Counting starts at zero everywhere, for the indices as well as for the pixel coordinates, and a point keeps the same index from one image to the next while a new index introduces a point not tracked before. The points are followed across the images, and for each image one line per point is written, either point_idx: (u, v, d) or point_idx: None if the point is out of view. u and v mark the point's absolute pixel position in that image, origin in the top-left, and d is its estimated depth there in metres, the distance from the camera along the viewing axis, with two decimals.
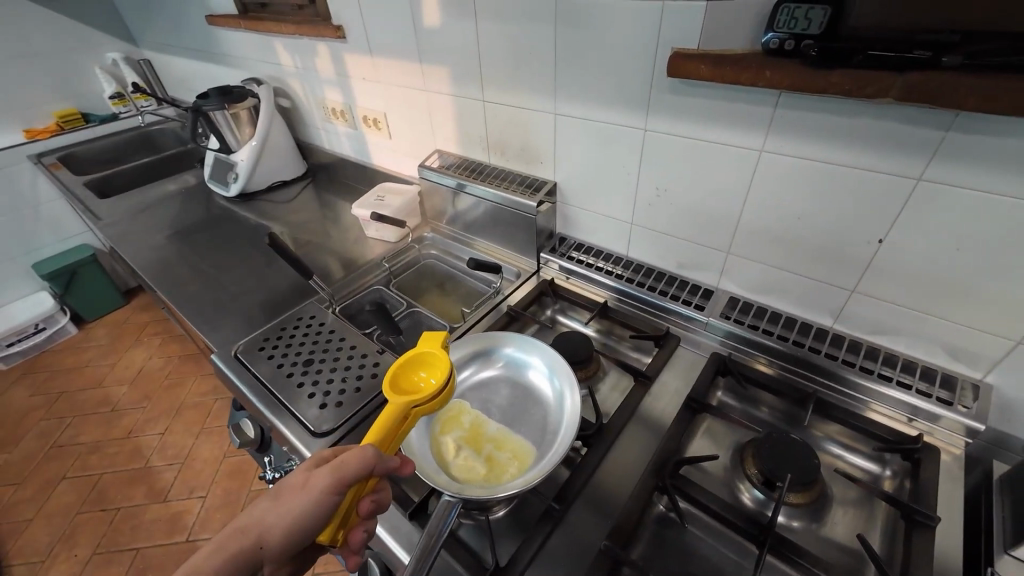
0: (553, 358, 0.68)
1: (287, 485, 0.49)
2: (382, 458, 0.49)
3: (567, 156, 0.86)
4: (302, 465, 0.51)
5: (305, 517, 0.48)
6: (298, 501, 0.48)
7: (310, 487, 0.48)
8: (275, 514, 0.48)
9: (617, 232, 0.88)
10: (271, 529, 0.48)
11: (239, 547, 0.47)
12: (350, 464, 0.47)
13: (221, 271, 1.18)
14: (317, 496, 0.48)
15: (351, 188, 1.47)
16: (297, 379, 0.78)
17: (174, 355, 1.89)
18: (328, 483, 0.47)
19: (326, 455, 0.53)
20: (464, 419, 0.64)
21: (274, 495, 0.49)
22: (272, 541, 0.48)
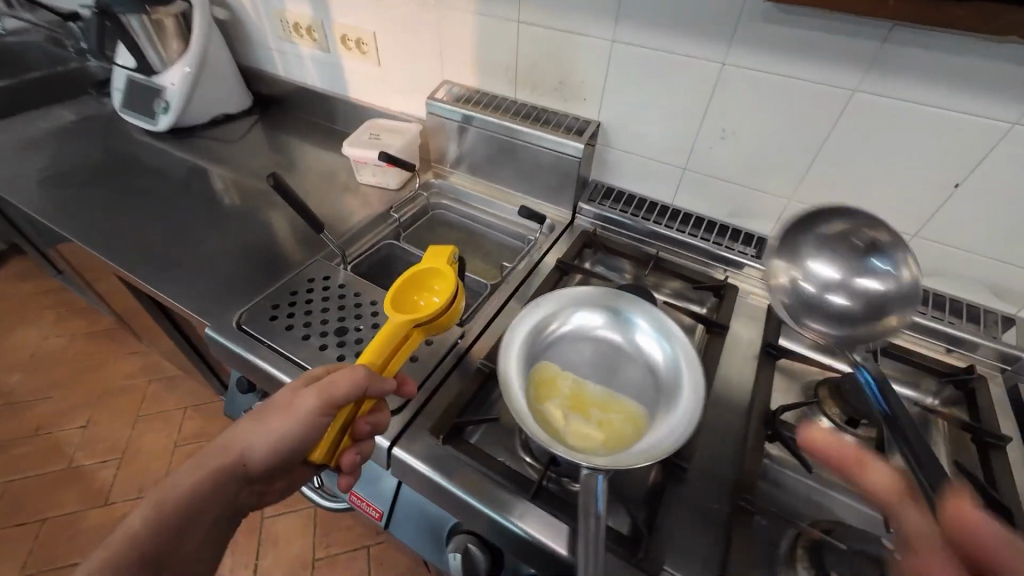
0: (656, 316, 0.62)
1: (271, 406, 0.52)
2: (374, 380, 0.51)
3: (619, 92, 0.78)
4: (293, 384, 0.53)
5: (291, 436, 0.50)
6: (283, 421, 0.50)
7: (295, 410, 0.50)
8: (264, 430, 0.51)
9: (665, 177, 0.83)
10: (258, 442, 0.51)
11: (228, 457, 0.51)
12: (339, 385, 0.49)
13: (170, 229, 0.96)
14: (302, 417, 0.50)
15: (315, 126, 1.24)
16: (335, 351, 0.65)
17: (82, 332, 1.57)
18: (314, 406, 0.49)
19: (317, 372, 0.54)
20: (562, 383, 0.58)
21: (262, 413, 0.52)
22: (259, 455, 0.51)
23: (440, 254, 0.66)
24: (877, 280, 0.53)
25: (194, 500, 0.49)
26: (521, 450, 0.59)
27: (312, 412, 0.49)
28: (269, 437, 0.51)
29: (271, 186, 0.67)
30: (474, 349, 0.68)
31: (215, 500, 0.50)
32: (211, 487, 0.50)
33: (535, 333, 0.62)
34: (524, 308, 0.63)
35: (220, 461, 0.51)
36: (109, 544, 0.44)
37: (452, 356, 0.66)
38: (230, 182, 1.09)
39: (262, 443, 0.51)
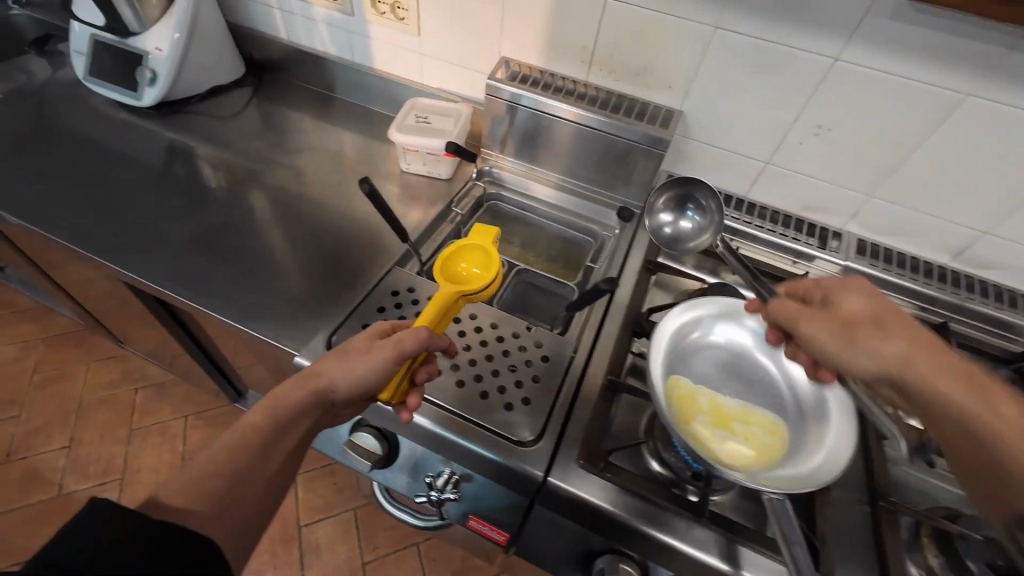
0: None
1: (352, 347, 0.52)
2: (432, 338, 0.54)
3: (708, 81, 0.74)
4: (361, 334, 0.54)
5: (369, 379, 0.50)
6: (358, 364, 0.50)
7: (371, 354, 0.51)
8: (345, 369, 0.50)
9: (746, 169, 0.81)
10: (342, 380, 0.50)
11: (310, 391, 0.50)
12: (407, 342, 0.51)
13: (182, 231, 0.83)
14: (377, 362, 0.50)
15: (325, 98, 1.10)
16: (454, 375, 0.62)
17: (38, 338, 1.37)
18: (388, 354, 0.50)
19: (383, 328, 0.55)
20: (701, 399, 0.58)
21: (343, 352, 0.52)
22: (341, 392, 0.50)
23: (486, 234, 0.68)
24: (688, 223, 0.75)
25: (282, 424, 0.48)
26: (652, 460, 0.60)
27: (383, 360, 0.50)
28: (349, 378, 0.50)
29: (367, 192, 0.60)
30: (590, 366, 0.65)
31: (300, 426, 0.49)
32: (299, 413, 0.49)
33: (668, 351, 0.60)
34: (657, 326, 0.61)
35: (303, 393, 0.49)
36: (201, 461, 0.43)
37: (573, 373, 0.63)
38: (239, 168, 0.95)
39: (345, 381, 0.50)
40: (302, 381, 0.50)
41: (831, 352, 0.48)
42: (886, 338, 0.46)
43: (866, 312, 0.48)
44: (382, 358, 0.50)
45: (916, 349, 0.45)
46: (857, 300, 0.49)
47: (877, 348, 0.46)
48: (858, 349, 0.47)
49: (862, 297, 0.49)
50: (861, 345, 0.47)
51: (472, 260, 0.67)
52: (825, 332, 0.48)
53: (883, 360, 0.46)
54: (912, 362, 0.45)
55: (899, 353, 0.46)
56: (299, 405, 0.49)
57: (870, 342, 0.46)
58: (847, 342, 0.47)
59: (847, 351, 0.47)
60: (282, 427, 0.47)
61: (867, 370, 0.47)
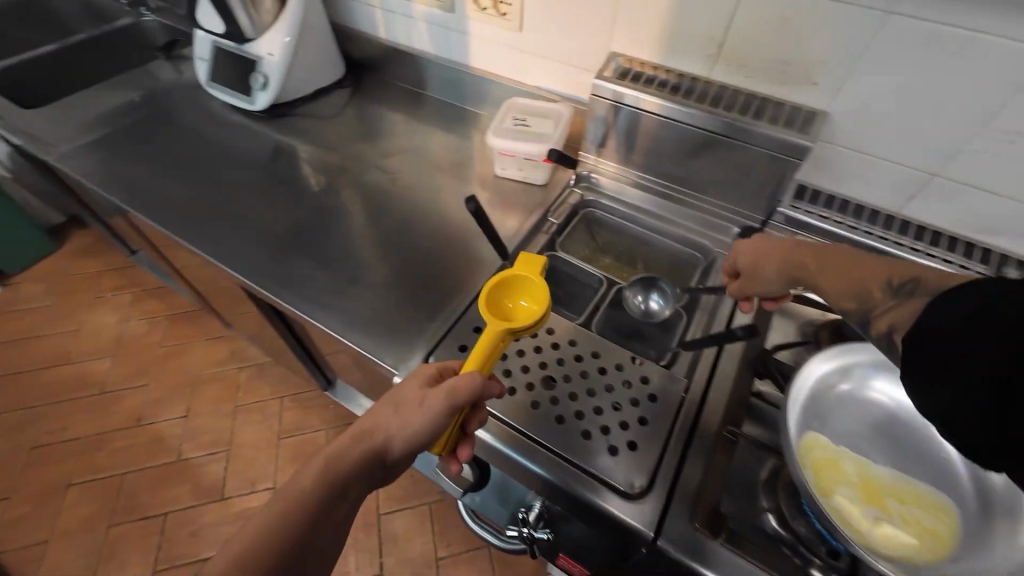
0: None
1: (405, 397, 0.48)
2: (488, 385, 0.49)
3: (864, 77, 0.62)
4: (411, 383, 0.49)
5: (427, 432, 0.46)
6: (415, 417, 0.46)
7: (424, 404, 0.47)
8: (401, 424, 0.46)
9: (907, 182, 0.67)
10: (398, 433, 0.46)
11: (363, 452, 0.45)
12: (460, 389, 0.47)
13: (286, 232, 0.86)
14: (434, 414, 0.46)
15: (420, 97, 1.09)
16: (553, 410, 0.56)
17: (162, 315, 1.54)
18: (445, 404, 0.46)
19: (432, 373, 0.51)
20: (847, 468, 0.49)
21: (396, 405, 0.48)
22: (398, 448, 0.46)
23: (533, 263, 0.62)
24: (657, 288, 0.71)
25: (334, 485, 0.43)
26: (770, 517, 0.52)
27: (441, 412, 0.46)
28: (406, 433, 0.46)
29: (472, 210, 0.61)
30: (705, 410, 0.57)
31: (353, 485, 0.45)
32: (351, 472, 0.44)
33: (807, 404, 0.52)
34: (795, 373, 0.52)
35: (355, 455, 0.45)
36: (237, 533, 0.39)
37: (686, 416, 0.56)
38: (338, 169, 0.97)
39: (403, 437, 0.46)
40: (354, 440, 0.46)
41: (762, 291, 0.58)
42: (762, 267, 0.57)
43: (748, 263, 0.59)
44: (439, 409, 0.46)
45: (785, 263, 0.54)
46: (746, 252, 0.60)
47: (767, 272, 0.56)
48: (761, 281, 0.57)
49: (751, 246, 0.60)
50: (762, 278, 0.57)
51: (518, 292, 0.62)
52: (745, 283, 0.60)
53: (773, 280, 0.56)
54: (792, 271, 0.53)
55: (777, 274, 0.55)
56: (353, 468, 0.45)
57: (759, 275, 0.57)
58: (757, 282, 0.58)
59: (761, 286, 0.58)
60: (335, 494, 0.43)
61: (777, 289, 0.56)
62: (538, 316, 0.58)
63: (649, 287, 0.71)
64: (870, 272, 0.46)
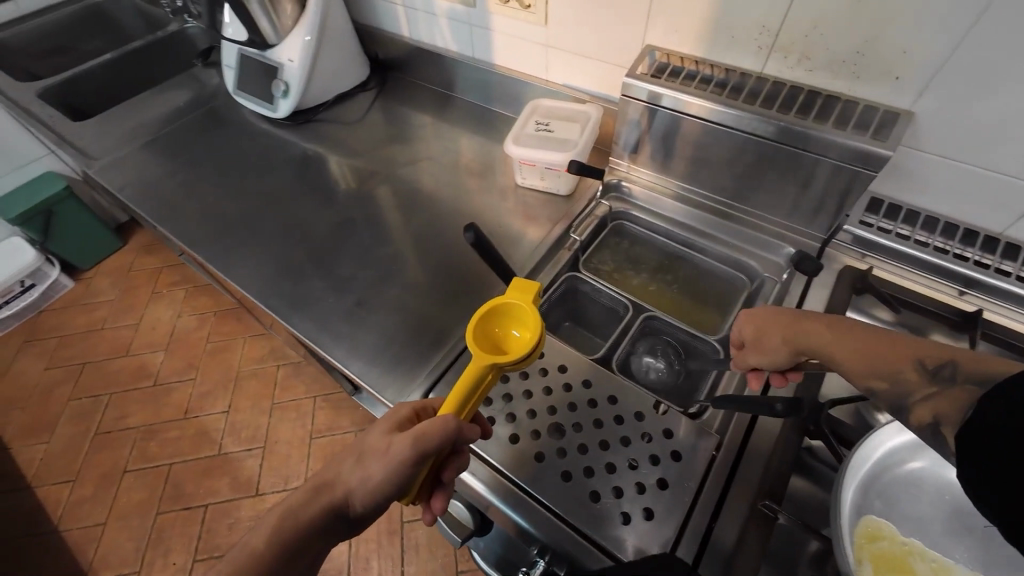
0: None
1: (369, 446, 0.42)
2: (461, 426, 0.42)
3: (961, 71, 0.50)
4: (379, 429, 0.44)
5: (388, 486, 0.40)
6: (374, 468, 0.40)
7: (387, 455, 0.40)
8: (362, 477, 0.40)
9: (1021, 200, 0.54)
10: (358, 489, 0.40)
11: (323, 505, 0.41)
12: (429, 436, 0.40)
13: (301, 245, 0.84)
14: (395, 465, 0.39)
15: (444, 97, 1.04)
16: (560, 463, 0.51)
17: (211, 311, 1.61)
18: (405, 454, 0.39)
19: (406, 413, 0.46)
20: (918, 570, 0.40)
21: (360, 454, 0.42)
22: (359, 503, 0.40)
23: (525, 289, 0.54)
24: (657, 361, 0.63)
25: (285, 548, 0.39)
26: None
27: (407, 462, 0.39)
28: (365, 487, 0.40)
29: (471, 242, 0.55)
30: (738, 476, 0.49)
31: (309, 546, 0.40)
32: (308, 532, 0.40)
33: (873, 480, 0.43)
34: (864, 436, 0.43)
35: (314, 509, 0.40)
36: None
37: (715, 480, 0.48)
38: (357, 175, 0.95)
39: (362, 492, 0.40)
40: (314, 493, 0.41)
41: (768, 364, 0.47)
42: (762, 338, 0.47)
43: (747, 332, 0.48)
44: (398, 459, 0.39)
45: (792, 335, 0.44)
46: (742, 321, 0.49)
47: (771, 343, 0.46)
48: (766, 353, 0.47)
49: (745, 316, 0.49)
50: (767, 350, 0.47)
51: (510, 321, 0.55)
52: (747, 354, 0.49)
53: (779, 353, 0.45)
54: (801, 344, 0.43)
55: (784, 347, 0.45)
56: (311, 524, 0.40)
57: (762, 346, 0.47)
58: (762, 354, 0.47)
59: (765, 358, 0.47)
60: (291, 553, 0.39)
61: (786, 363, 0.46)
62: (531, 347, 0.50)
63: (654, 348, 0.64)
64: (894, 347, 0.39)
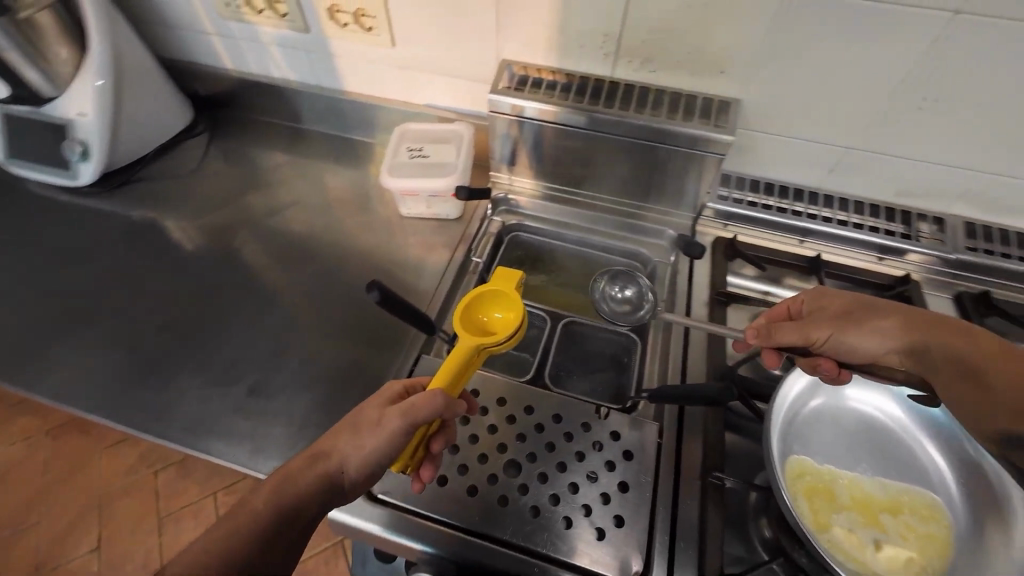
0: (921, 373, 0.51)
1: (362, 417, 0.42)
2: (451, 403, 0.44)
3: (766, 62, 0.59)
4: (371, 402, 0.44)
5: (386, 454, 0.40)
6: (372, 438, 0.40)
7: (383, 423, 0.41)
8: (359, 445, 0.40)
9: (827, 159, 0.66)
10: (355, 456, 0.40)
11: (317, 473, 0.39)
12: (421, 405, 0.41)
13: (157, 334, 0.69)
14: (391, 435, 0.40)
15: (295, 131, 0.93)
16: (525, 500, 0.49)
17: (39, 433, 1.26)
18: (402, 422, 0.40)
19: (398, 389, 0.45)
20: (838, 491, 0.47)
21: (354, 425, 0.42)
22: (353, 474, 0.40)
23: (508, 276, 0.56)
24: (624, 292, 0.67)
25: (283, 517, 0.37)
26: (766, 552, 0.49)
27: (403, 431, 0.41)
28: (363, 455, 0.40)
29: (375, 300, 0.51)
30: (683, 458, 0.52)
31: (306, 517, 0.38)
32: (305, 502, 0.38)
33: (788, 427, 0.49)
34: (775, 389, 0.49)
35: (310, 477, 0.39)
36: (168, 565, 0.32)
37: (665, 467, 0.52)
38: (208, 236, 0.80)
39: (356, 462, 0.40)
40: (308, 461, 0.40)
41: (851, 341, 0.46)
42: (876, 316, 0.46)
43: (850, 310, 0.48)
44: (394, 430, 0.40)
45: (913, 329, 0.45)
46: (839, 306, 0.49)
47: (876, 324, 0.46)
48: (860, 331, 0.46)
49: (846, 300, 0.49)
50: (869, 329, 0.46)
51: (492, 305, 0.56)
52: (833, 325, 0.47)
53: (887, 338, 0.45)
54: (921, 341, 0.44)
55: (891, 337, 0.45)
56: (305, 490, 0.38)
57: (865, 326, 0.46)
58: (856, 329, 0.46)
59: (860, 335, 0.46)
60: (287, 519, 0.37)
61: (875, 352, 0.46)
62: (513, 329, 0.52)
63: (630, 281, 0.68)
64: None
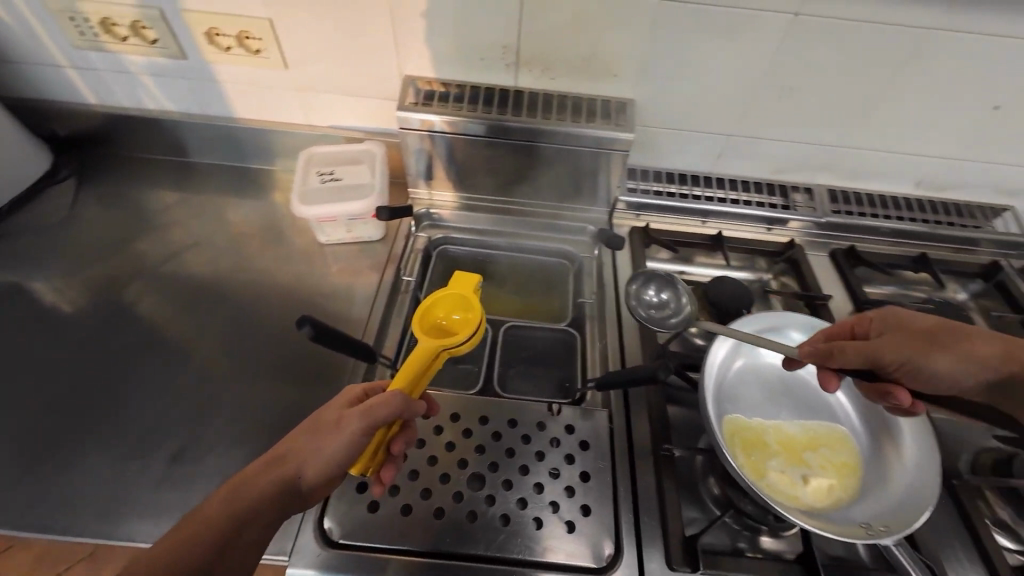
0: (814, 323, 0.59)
1: (321, 420, 0.43)
2: (411, 404, 0.45)
3: (653, 63, 0.65)
4: (333, 404, 0.45)
5: (342, 458, 0.41)
6: (328, 440, 0.41)
7: (341, 425, 0.41)
8: (316, 449, 0.41)
9: (714, 147, 0.74)
10: (312, 460, 0.40)
11: (275, 476, 0.40)
12: (378, 407, 0.42)
13: (41, 415, 0.59)
14: (349, 436, 0.41)
15: (183, 166, 0.85)
16: (494, 510, 0.49)
17: None
18: (358, 423, 0.41)
19: (358, 392, 0.46)
20: (767, 439, 0.52)
21: (315, 428, 0.42)
22: (310, 477, 0.40)
23: (467, 280, 0.60)
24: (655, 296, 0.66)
25: (239, 521, 0.37)
26: (718, 507, 0.53)
27: (359, 433, 0.41)
28: (319, 459, 0.40)
29: (309, 336, 0.47)
30: (635, 437, 0.55)
31: (262, 520, 0.38)
32: (261, 507, 0.38)
33: (718, 390, 0.54)
34: (705, 358, 0.54)
35: (267, 480, 0.39)
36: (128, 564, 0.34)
37: (620, 450, 0.54)
38: (92, 293, 0.70)
39: (314, 465, 0.40)
40: (267, 464, 0.41)
41: (927, 366, 0.47)
42: (954, 340, 0.47)
43: (930, 333, 0.48)
44: (351, 431, 0.41)
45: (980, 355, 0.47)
46: (916, 325, 0.49)
47: (954, 350, 0.47)
48: (939, 356, 0.47)
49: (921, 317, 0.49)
50: (948, 356, 0.47)
51: (451, 307, 0.58)
52: (911, 349, 0.48)
53: (956, 365, 0.47)
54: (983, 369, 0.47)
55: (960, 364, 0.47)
56: (262, 492, 0.39)
57: (941, 352, 0.47)
58: (934, 353, 0.47)
59: (938, 361, 0.47)
60: (240, 522, 0.37)
61: (943, 378, 0.47)
62: (472, 330, 0.55)
63: (669, 285, 0.66)
64: None
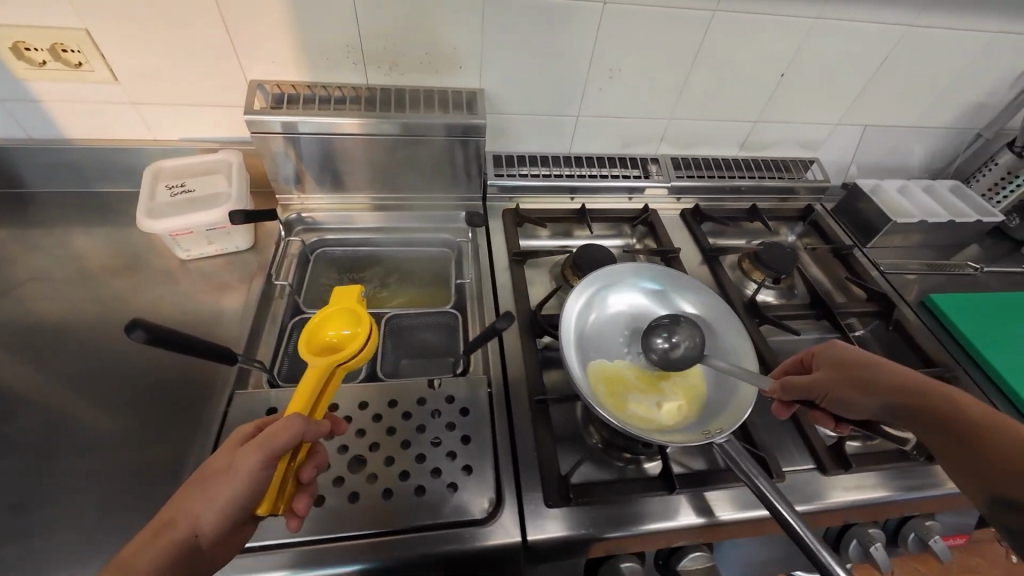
0: (653, 270, 0.66)
1: (210, 471, 0.40)
2: (312, 425, 0.43)
3: (493, 55, 0.70)
4: (224, 449, 0.42)
5: (239, 505, 0.39)
6: (219, 492, 0.39)
7: (234, 470, 0.40)
8: (208, 501, 0.39)
9: (565, 127, 0.81)
10: (205, 517, 0.39)
11: (167, 543, 0.38)
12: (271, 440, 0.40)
13: None
14: (242, 480, 0.39)
15: (14, 197, 0.77)
16: (375, 487, 0.50)
17: None
18: (250, 465, 0.39)
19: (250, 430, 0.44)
20: (625, 376, 0.58)
21: (202, 483, 0.40)
22: (207, 535, 0.39)
23: (349, 293, 0.58)
24: None
25: None
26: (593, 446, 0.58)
27: (257, 472, 0.39)
28: (213, 513, 0.39)
29: (146, 340, 0.44)
30: (514, 397, 0.59)
31: None
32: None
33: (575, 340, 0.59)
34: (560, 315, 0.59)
35: (157, 552, 0.38)
36: None
37: (500, 410, 0.58)
38: None
39: (208, 522, 0.39)
40: (153, 535, 0.39)
41: (844, 398, 0.49)
42: (873, 374, 0.48)
43: (852, 368, 0.49)
44: (244, 475, 0.39)
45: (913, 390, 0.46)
46: (844, 360, 0.50)
47: (876, 381, 0.47)
48: (857, 389, 0.48)
49: (854, 352, 0.50)
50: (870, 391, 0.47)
51: (337, 323, 0.56)
52: (833, 384, 0.49)
53: (879, 400, 0.47)
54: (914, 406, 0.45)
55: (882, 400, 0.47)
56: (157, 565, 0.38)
57: (863, 387, 0.48)
58: (855, 388, 0.48)
59: (857, 397, 0.48)
60: None
61: (868, 411, 0.48)
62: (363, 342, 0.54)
63: None
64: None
